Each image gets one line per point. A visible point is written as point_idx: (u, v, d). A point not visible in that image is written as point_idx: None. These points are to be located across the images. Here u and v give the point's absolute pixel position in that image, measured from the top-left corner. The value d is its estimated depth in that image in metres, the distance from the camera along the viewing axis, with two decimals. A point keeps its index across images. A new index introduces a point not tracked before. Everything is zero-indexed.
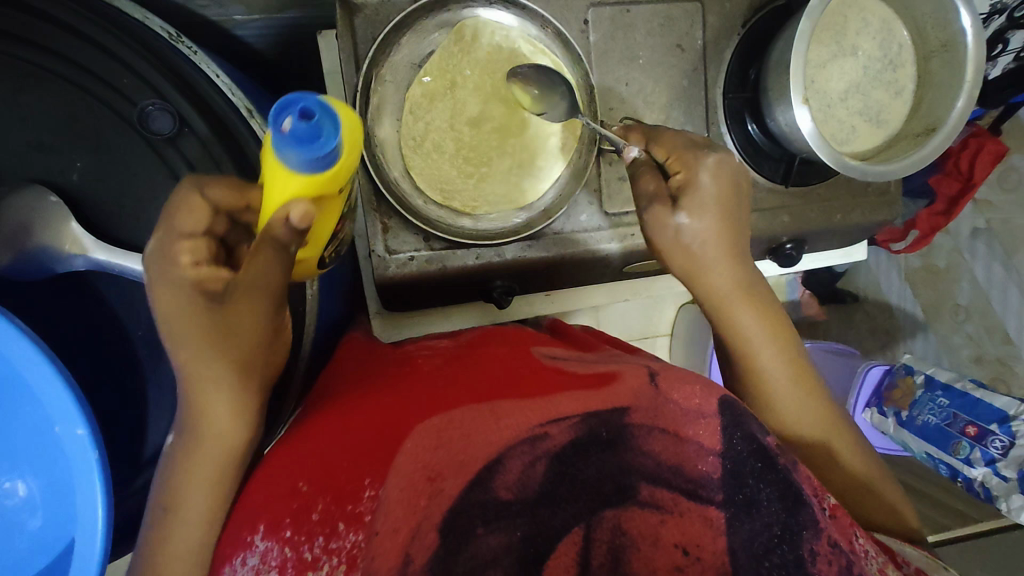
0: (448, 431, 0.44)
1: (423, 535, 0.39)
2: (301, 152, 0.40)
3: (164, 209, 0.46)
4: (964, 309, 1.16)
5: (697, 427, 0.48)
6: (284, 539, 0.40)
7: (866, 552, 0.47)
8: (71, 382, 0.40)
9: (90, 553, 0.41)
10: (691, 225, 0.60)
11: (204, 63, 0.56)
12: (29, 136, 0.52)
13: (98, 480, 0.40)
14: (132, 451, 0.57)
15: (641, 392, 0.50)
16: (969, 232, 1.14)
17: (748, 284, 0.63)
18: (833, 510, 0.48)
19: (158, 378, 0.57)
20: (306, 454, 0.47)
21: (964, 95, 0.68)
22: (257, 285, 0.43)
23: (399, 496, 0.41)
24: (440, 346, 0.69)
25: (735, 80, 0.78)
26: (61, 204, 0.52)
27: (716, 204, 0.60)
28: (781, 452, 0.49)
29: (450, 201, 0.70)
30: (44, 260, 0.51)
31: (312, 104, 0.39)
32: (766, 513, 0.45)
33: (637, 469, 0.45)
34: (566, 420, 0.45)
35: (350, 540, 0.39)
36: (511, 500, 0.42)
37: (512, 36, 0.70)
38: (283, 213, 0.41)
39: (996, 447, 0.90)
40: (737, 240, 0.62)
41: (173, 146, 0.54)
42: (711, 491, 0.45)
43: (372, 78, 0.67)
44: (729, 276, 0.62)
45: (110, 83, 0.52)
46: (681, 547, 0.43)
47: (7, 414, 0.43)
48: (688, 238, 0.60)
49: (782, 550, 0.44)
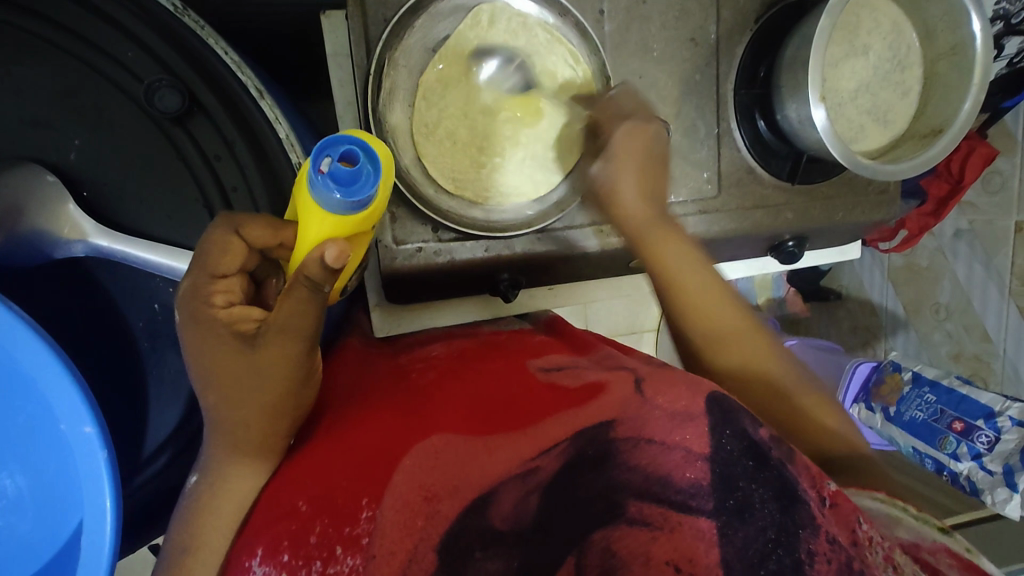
0: (444, 453, 0.42)
1: (420, 557, 0.37)
2: (339, 192, 0.42)
3: (195, 249, 0.45)
4: (944, 308, 1.19)
5: (684, 432, 0.46)
6: (281, 563, 0.38)
7: (870, 540, 0.47)
8: (81, 379, 0.38)
9: (98, 553, 0.39)
10: (605, 173, 0.65)
11: (214, 39, 0.51)
12: (25, 111, 0.49)
13: (106, 481, 0.39)
14: (132, 445, 0.55)
15: (627, 403, 0.47)
16: (952, 233, 1.17)
17: (659, 210, 0.66)
18: (832, 498, 0.48)
19: (159, 369, 0.55)
20: (303, 475, 0.45)
21: (971, 98, 0.69)
22: (289, 327, 0.42)
23: (395, 517, 0.38)
24: (433, 359, 0.66)
25: (745, 76, 0.77)
26: (60, 184, 0.49)
27: (632, 155, 0.64)
28: (774, 446, 0.48)
29: (462, 190, 0.69)
30: (41, 245, 0.49)
31: (352, 150, 0.43)
32: (761, 516, 0.44)
33: (623, 485, 0.42)
34: (554, 448, 0.43)
35: (347, 564, 0.37)
36: (503, 531, 0.39)
37: (530, 22, 0.68)
38: (317, 252, 0.41)
39: (982, 442, 0.92)
40: (649, 174, 0.65)
41: (181, 125, 0.52)
42: (701, 500, 0.43)
43: (385, 60, 0.64)
44: (642, 210, 0.64)
45: (113, 56, 0.49)
46: (672, 563, 0.40)
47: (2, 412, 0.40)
48: (604, 183, 0.65)
49: (779, 555, 0.43)
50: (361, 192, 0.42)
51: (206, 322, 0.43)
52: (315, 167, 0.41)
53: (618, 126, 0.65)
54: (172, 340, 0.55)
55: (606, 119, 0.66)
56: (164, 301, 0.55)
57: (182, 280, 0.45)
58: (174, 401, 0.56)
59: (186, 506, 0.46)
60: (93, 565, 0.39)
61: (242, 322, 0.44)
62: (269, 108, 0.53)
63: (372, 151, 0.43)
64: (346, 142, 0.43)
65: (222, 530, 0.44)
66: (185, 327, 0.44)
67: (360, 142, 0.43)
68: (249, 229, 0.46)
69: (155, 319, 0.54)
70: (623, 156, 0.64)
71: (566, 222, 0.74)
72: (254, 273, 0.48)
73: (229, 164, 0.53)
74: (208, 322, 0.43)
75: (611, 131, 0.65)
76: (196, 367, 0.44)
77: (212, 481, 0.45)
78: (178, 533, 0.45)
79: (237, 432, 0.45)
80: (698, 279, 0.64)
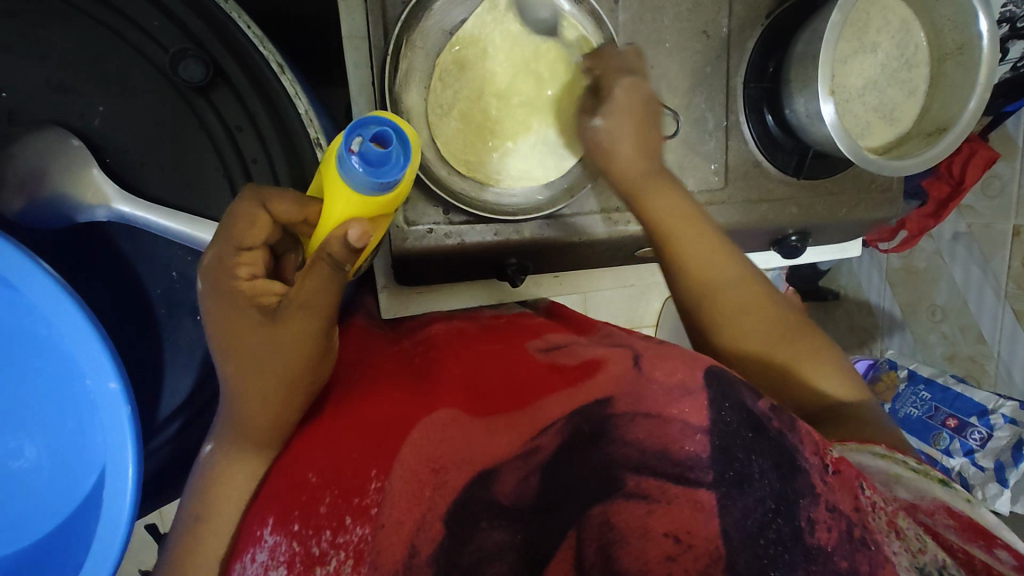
0: (453, 428, 0.43)
1: (427, 526, 0.38)
2: (364, 171, 0.42)
3: (221, 220, 0.45)
4: (940, 310, 1.22)
5: (682, 405, 0.47)
6: (292, 533, 0.40)
7: (873, 505, 0.47)
8: (105, 335, 0.39)
9: (119, 510, 0.40)
10: (603, 127, 0.62)
11: (236, 12, 0.51)
12: (48, 75, 0.50)
13: (130, 436, 0.40)
14: (148, 410, 0.56)
15: (623, 377, 0.50)
16: (950, 236, 1.18)
17: (657, 162, 0.62)
18: (835, 465, 0.49)
19: (175, 336, 0.56)
20: (314, 444, 0.46)
21: (976, 96, 0.71)
22: (309, 303, 0.44)
23: (403, 488, 0.40)
24: (434, 340, 0.68)
25: (755, 71, 0.79)
26: (84, 148, 0.50)
27: (629, 115, 0.61)
28: (774, 416, 0.49)
29: (474, 172, 0.70)
30: (66, 208, 0.49)
31: (385, 133, 0.43)
32: (759, 487, 0.44)
33: (621, 461, 0.43)
34: (552, 427, 0.44)
35: (356, 533, 0.38)
36: (508, 506, 0.40)
37: (546, 9, 0.69)
38: (340, 231, 0.42)
39: (975, 438, 0.95)
40: (649, 121, 0.61)
41: (204, 95, 0.52)
42: (700, 472, 0.43)
43: (403, 42, 0.65)
44: (635, 163, 0.61)
45: (139, 26, 0.50)
46: (671, 535, 0.41)
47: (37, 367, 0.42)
48: (601, 140, 0.62)
49: (778, 524, 0.43)
50: (387, 175, 0.43)
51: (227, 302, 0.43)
52: (347, 146, 0.43)
53: (615, 81, 0.62)
54: (189, 310, 0.56)
55: (608, 73, 0.63)
56: (181, 270, 0.55)
57: (207, 249, 0.44)
58: (190, 369, 0.57)
59: (198, 473, 0.47)
60: (115, 518, 0.40)
61: (264, 295, 0.44)
62: (290, 85, 0.54)
63: (406, 135, 0.43)
64: (379, 123, 0.43)
65: (233, 501, 0.45)
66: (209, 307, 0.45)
67: (394, 123, 0.43)
68: (276, 204, 0.46)
69: (173, 287, 0.55)
70: (622, 112, 0.61)
71: (575, 208, 0.75)
72: (275, 246, 0.47)
73: (250, 135, 0.54)
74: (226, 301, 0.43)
75: (612, 86, 0.62)
76: (212, 338, 0.45)
77: (225, 453, 0.46)
78: (191, 506, 0.46)
79: (257, 408, 0.46)
80: (692, 230, 0.60)
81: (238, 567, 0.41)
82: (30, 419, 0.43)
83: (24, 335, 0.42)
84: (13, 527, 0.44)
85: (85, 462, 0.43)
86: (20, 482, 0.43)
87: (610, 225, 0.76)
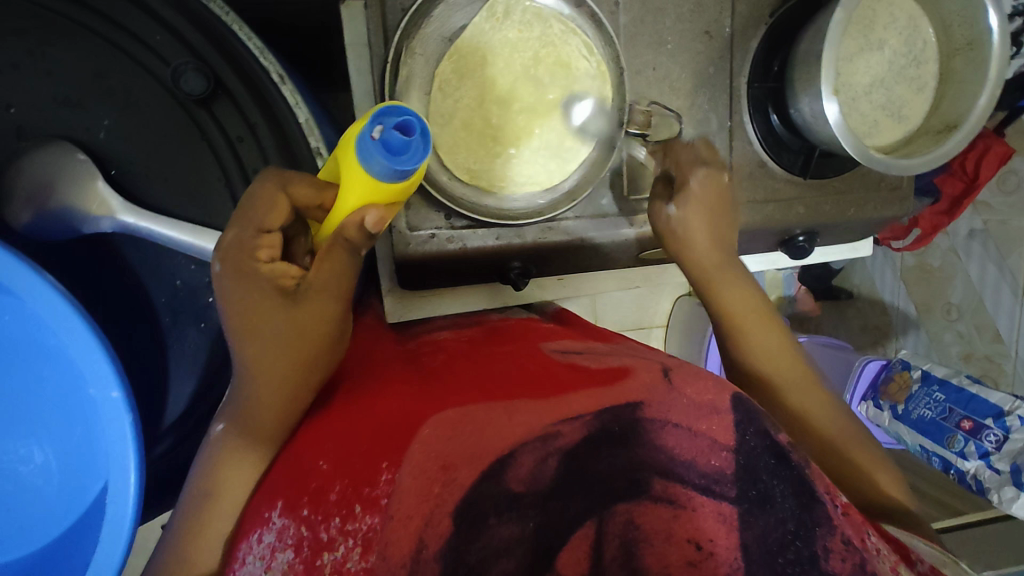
0: (462, 427, 0.42)
1: (435, 522, 0.37)
2: (382, 159, 0.41)
3: (240, 202, 0.46)
4: (956, 309, 1.21)
5: (710, 422, 0.47)
6: (301, 517, 0.40)
7: (879, 550, 0.46)
8: (108, 345, 0.40)
9: (122, 516, 0.41)
10: (678, 215, 0.67)
11: (238, 26, 0.50)
12: (54, 91, 0.51)
13: (131, 444, 0.41)
14: (155, 416, 0.57)
15: (654, 387, 0.49)
16: (966, 233, 1.18)
17: (727, 250, 0.68)
18: (846, 508, 0.48)
19: (180, 344, 0.57)
20: (327, 433, 0.47)
21: (986, 93, 0.69)
22: (329, 289, 0.46)
23: (412, 484, 0.38)
24: (440, 343, 0.68)
25: (759, 70, 0.78)
26: (89, 162, 0.51)
27: (702, 201, 0.67)
28: (794, 449, 0.49)
29: (477, 179, 0.69)
30: (70, 220, 0.50)
31: (407, 123, 0.42)
32: (780, 508, 0.45)
33: (648, 464, 0.44)
34: (577, 419, 0.44)
35: (365, 522, 0.37)
36: (521, 493, 0.39)
37: (544, 13, 0.69)
38: (358, 216, 0.44)
39: (990, 441, 0.92)
40: (720, 214, 0.68)
41: (205, 106, 0.53)
42: (724, 487, 0.45)
43: (402, 49, 0.65)
44: (709, 251, 0.67)
45: (143, 41, 0.51)
46: (693, 542, 0.42)
47: (44, 376, 0.44)
48: (675, 224, 0.67)
49: (797, 546, 0.44)
50: (404, 165, 0.42)
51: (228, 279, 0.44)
52: (368, 131, 0.42)
53: (692, 171, 0.68)
54: (193, 318, 0.57)
55: (681, 164, 0.69)
56: (185, 279, 0.56)
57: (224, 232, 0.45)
58: (196, 376, 0.58)
59: (196, 472, 0.47)
60: (118, 523, 0.41)
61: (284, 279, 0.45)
62: (290, 95, 0.53)
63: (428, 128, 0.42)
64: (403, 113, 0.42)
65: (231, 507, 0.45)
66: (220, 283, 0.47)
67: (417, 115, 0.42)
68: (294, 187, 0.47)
69: (178, 296, 0.56)
70: (697, 202, 0.67)
71: (577, 212, 0.75)
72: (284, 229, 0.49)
73: (251, 146, 0.55)
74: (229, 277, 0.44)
75: (687, 176, 0.68)
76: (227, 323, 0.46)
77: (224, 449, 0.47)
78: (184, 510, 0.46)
79: (259, 410, 0.46)
80: (755, 317, 0.67)
81: (242, 547, 0.42)
82: (40, 427, 0.44)
83: (33, 345, 0.43)
84: (25, 529, 0.45)
85: (91, 467, 0.44)
86: (31, 487, 0.45)
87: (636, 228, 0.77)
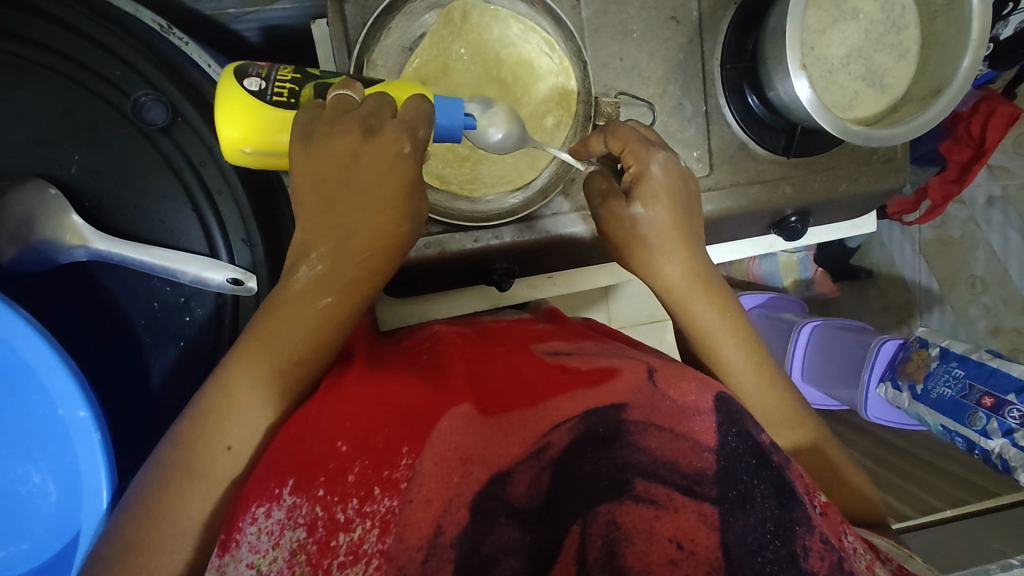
0: (478, 424, 0.43)
1: (453, 510, 0.39)
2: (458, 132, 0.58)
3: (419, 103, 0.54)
4: (981, 281, 1.13)
5: (692, 424, 0.46)
6: (316, 497, 0.40)
7: (855, 549, 0.45)
8: (74, 370, 0.46)
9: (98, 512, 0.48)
10: (646, 216, 0.60)
11: (195, 53, 0.60)
12: (30, 130, 0.55)
13: (102, 455, 0.47)
14: (140, 431, 0.60)
15: (639, 389, 0.47)
16: (984, 200, 1.12)
17: (703, 269, 0.61)
18: (823, 507, 0.46)
19: (160, 362, 0.61)
20: (332, 415, 0.46)
21: (970, 53, 0.66)
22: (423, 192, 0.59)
23: (433, 470, 0.40)
24: (437, 336, 0.70)
25: (732, 51, 0.76)
26: (60, 196, 0.55)
27: (668, 196, 0.60)
28: (776, 450, 0.47)
29: (447, 184, 0.71)
30: (47, 252, 0.55)
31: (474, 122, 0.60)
32: (760, 509, 0.43)
33: (632, 465, 0.42)
34: (565, 424, 0.43)
35: (384, 505, 0.39)
36: (520, 507, 0.40)
37: (501, 14, 0.69)
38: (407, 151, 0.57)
39: (1013, 417, 0.86)
40: (686, 222, 0.61)
41: (167, 135, 0.58)
42: (706, 487, 0.42)
43: (363, 62, 0.65)
44: (682, 264, 0.60)
45: (104, 79, 0.56)
46: (675, 541, 0.40)
47: (14, 402, 0.47)
48: (643, 229, 0.60)
49: (776, 546, 0.42)
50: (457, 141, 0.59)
51: (386, 131, 0.52)
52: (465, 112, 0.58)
53: (649, 158, 0.60)
54: (172, 337, 0.61)
55: (632, 149, 0.60)
56: (162, 300, 0.60)
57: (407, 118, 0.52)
58: (179, 393, 0.61)
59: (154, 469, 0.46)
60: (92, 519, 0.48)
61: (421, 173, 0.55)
62: None
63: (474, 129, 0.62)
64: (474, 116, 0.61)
65: (202, 500, 0.44)
66: (345, 122, 0.52)
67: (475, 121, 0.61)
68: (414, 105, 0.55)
69: (155, 316, 0.60)
70: (659, 194, 0.60)
71: (553, 209, 0.75)
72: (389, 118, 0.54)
73: (212, 169, 0.59)
74: (389, 124, 0.52)
75: (643, 165, 0.60)
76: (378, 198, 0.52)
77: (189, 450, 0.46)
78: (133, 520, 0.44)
79: (236, 419, 0.47)
80: (736, 339, 0.61)
81: (250, 517, 0.42)
82: (33, 448, 0.48)
83: (10, 372, 0.47)
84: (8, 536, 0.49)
85: (61, 478, 0.49)
86: (28, 505, 0.49)
87: (586, 223, 0.76)
